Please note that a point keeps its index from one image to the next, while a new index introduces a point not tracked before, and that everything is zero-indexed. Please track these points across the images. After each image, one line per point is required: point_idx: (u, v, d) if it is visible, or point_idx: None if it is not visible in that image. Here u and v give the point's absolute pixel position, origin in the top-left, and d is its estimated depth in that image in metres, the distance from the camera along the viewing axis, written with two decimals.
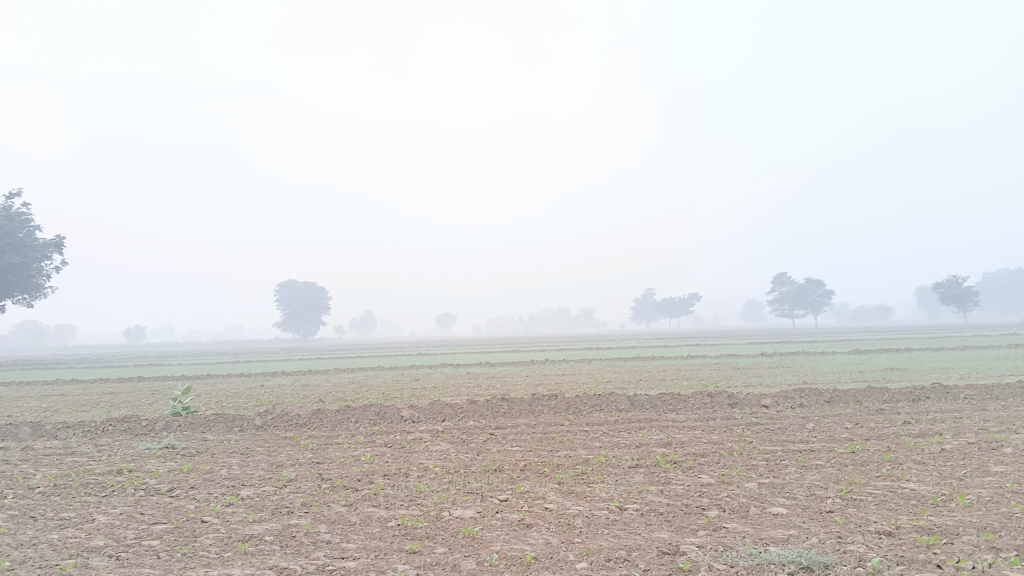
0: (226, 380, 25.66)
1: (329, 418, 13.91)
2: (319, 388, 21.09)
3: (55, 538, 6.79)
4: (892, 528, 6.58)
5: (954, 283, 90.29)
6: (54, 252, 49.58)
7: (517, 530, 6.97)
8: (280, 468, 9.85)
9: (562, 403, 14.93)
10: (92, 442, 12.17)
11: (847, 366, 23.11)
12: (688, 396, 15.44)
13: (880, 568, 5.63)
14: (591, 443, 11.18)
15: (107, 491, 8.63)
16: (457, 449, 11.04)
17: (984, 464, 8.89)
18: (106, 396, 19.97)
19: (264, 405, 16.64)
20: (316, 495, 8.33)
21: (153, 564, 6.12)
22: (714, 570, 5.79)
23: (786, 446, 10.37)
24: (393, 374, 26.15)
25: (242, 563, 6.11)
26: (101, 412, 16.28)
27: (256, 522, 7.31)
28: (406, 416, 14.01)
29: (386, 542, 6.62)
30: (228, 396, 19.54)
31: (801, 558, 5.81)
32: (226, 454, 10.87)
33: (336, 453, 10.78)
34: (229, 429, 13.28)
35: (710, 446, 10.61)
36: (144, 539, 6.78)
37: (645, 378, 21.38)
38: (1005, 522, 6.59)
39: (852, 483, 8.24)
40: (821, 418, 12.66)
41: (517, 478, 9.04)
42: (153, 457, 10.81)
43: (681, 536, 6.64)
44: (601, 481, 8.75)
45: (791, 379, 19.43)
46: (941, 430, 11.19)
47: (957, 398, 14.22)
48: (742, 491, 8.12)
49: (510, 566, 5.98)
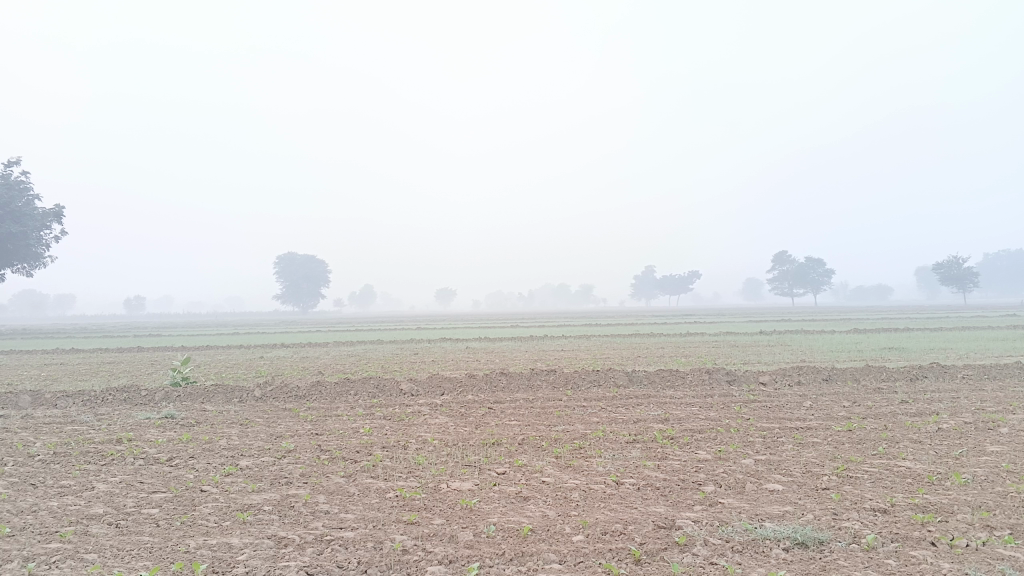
0: (225, 351, 25.72)
1: (328, 390, 13.94)
2: (317, 360, 21.17)
3: (55, 506, 6.83)
4: (887, 505, 6.62)
5: (955, 264, 90.10)
6: (53, 221, 49.30)
7: (514, 502, 7.01)
8: (279, 439, 9.90)
9: (560, 378, 14.97)
10: (92, 411, 12.19)
11: (845, 345, 23.18)
12: (686, 372, 15.48)
13: (875, 545, 5.67)
14: (589, 418, 11.22)
15: (106, 460, 8.66)
16: (456, 422, 11.08)
17: (980, 444, 8.92)
18: (105, 366, 19.99)
19: (262, 376, 16.70)
20: (315, 466, 8.37)
21: (152, 532, 6.15)
22: (710, 544, 5.83)
23: (782, 424, 10.42)
24: (391, 348, 26.21)
25: (240, 532, 6.15)
26: (101, 381, 16.30)
27: (255, 491, 7.35)
28: (405, 390, 14.05)
29: (385, 513, 6.66)
30: (227, 367, 19.58)
31: (796, 534, 5.84)
32: (225, 425, 10.90)
33: (335, 425, 10.82)
34: (228, 400, 13.31)
35: (707, 423, 10.64)
36: (143, 507, 6.81)
37: (644, 354, 21.41)
38: (1000, 501, 6.62)
39: (848, 461, 8.28)
40: (819, 396, 12.71)
41: (515, 452, 9.08)
42: (152, 426, 10.84)
43: (677, 510, 6.68)
44: (599, 455, 8.80)
45: (789, 358, 19.45)
46: (938, 409, 11.23)
47: (953, 378, 14.27)
48: (738, 467, 8.16)
49: (507, 538, 6.02)
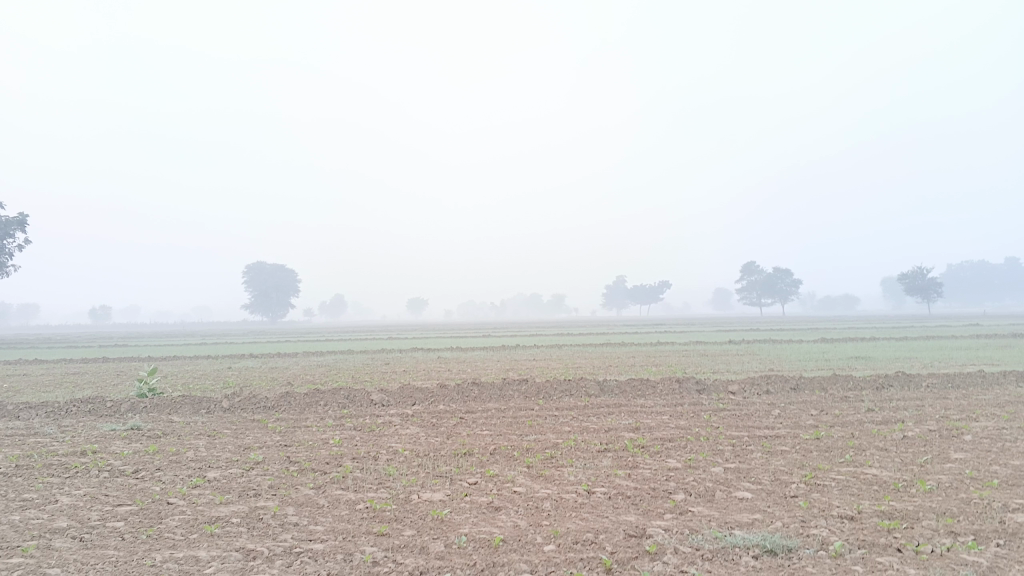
0: (193, 361, 25.43)
1: (298, 400, 13.83)
2: (287, 370, 21.01)
3: (17, 520, 6.70)
4: (854, 512, 6.70)
5: (919, 275, 91.72)
6: (16, 230, 48.45)
7: (485, 512, 6.99)
8: (247, 450, 9.78)
9: (532, 388, 14.98)
10: (55, 423, 11.97)
11: (813, 355, 23.46)
12: (657, 381, 15.57)
13: (842, 552, 5.73)
14: (561, 427, 11.23)
15: (70, 472, 8.50)
16: (427, 432, 11.03)
17: (944, 451, 9.07)
18: (70, 377, 19.65)
19: (230, 387, 16.55)
20: (284, 477, 8.28)
21: (117, 546, 6.05)
22: (680, 553, 5.86)
23: (751, 432, 10.51)
24: (362, 358, 26.06)
25: (208, 545, 6.07)
26: (65, 393, 16.02)
27: (223, 503, 7.26)
28: (375, 400, 13.97)
29: (355, 524, 6.61)
30: (195, 378, 19.34)
31: (765, 542, 5.89)
32: (192, 436, 10.77)
33: (305, 436, 10.72)
34: (196, 411, 13.16)
35: (678, 431, 10.70)
36: (108, 520, 6.70)
37: (615, 364, 21.51)
38: (963, 508, 6.73)
39: (816, 468, 8.37)
40: (787, 405, 12.84)
41: (486, 462, 9.06)
42: (118, 438, 10.68)
43: (648, 519, 6.71)
44: (570, 465, 8.80)
45: (757, 367, 19.61)
46: (903, 417, 11.40)
47: (919, 387, 14.50)
48: (707, 475, 8.21)
49: (478, 548, 6.01)
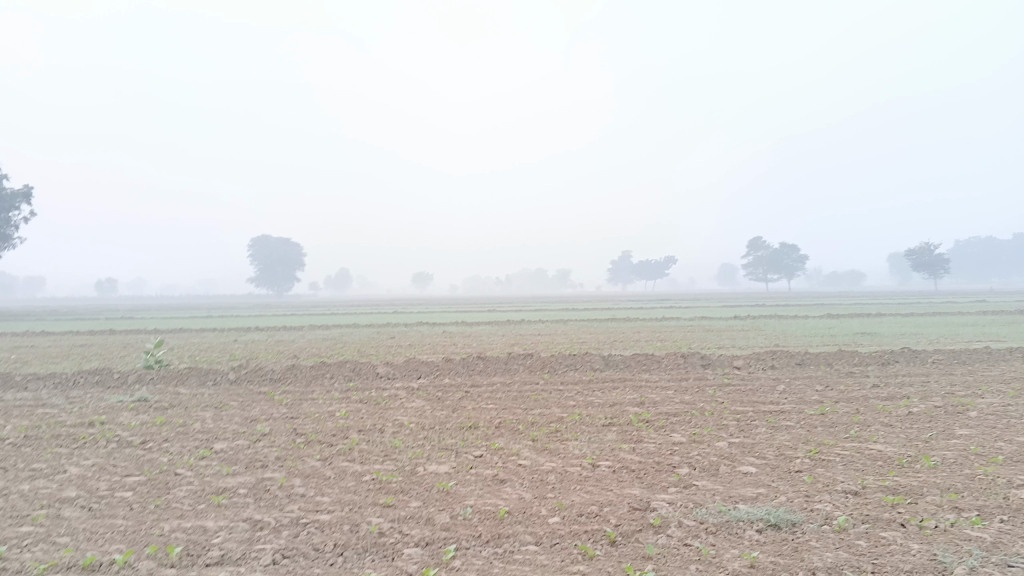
0: (199, 334, 25.56)
1: (304, 373, 13.89)
2: (293, 344, 21.07)
3: (26, 489, 6.75)
4: (858, 487, 6.72)
5: (926, 251, 91.31)
6: (23, 202, 48.48)
7: (490, 485, 7.03)
8: (254, 422, 9.83)
9: (537, 362, 15.01)
10: (63, 394, 12.05)
11: (818, 330, 23.47)
12: (662, 356, 15.59)
13: (846, 526, 5.75)
14: (565, 401, 11.27)
15: (78, 443, 8.56)
16: (432, 406, 11.07)
17: (949, 427, 9.07)
18: (77, 349, 19.73)
19: (237, 359, 16.62)
20: (291, 449, 8.33)
21: (126, 516, 6.10)
22: (684, 526, 5.89)
23: (756, 407, 10.52)
24: (368, 332, 26.14)
25: (215, 516, 6.11)
26: (73, 364, 16.12)
27: (230, 475, 7.31)
28: (381, 373, 14.02)
29: (361, 496, 6.66)
30: (202, 350, 19.41)
31: (769, 516, 5.91)
32: (199, 408, 10.83)
33: (311, 409, 10.77)
34: (203, 383, 13.24)
35: (683, 406, 10.73)
36: (116, 491, 6.75)
37: (620, 338, 21.53)
38: (968, 484, 6.74)
39: (821, 444, 8.38)
40: (792, 380, 12.84)
41: (492, 435, 9.10)
42: (125, 410, 10.73)
43: (653, 492, 6.74)
44: (575, 438, 8.84)
45: (762, 342, 19.63)
46: (908, 393, 11.41)
47: (924, 363, 14.49)
48: (712, 450, 8.23)
49: (483, 520, 6.04)
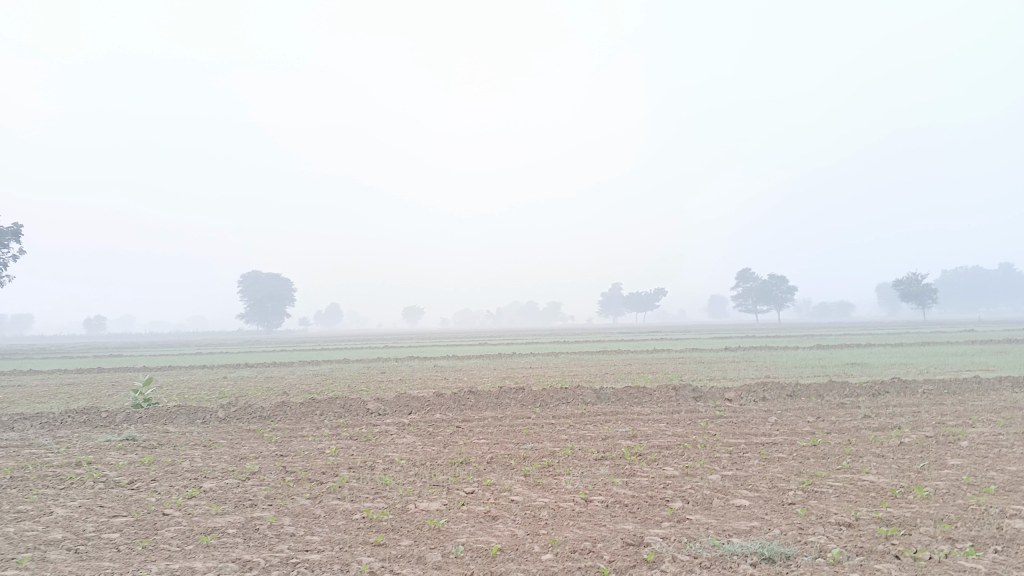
0: (188, 371, 25.39)
1: (293, 410, 13.79)
2: (283, 380, 20.95)
3: (12, 532, 6.66)
4: (851, 519, 6.69)
5: (913, 281, 91.77)
6: (11, 240, 48.39)
7: (482, 522, 6.97)
8: (243, 461, 9.75)
9: (528, 396, 14.95)
10: (50, 434, 11.91)
11: (809, 361, 23.51)
12: (654, 389, 15.55)
13: (840, 559, 5.72)
14: (557, 436, 11.22)
15: (65, 484, 8.46)
16: (423, 442, 11.00)
17: (941, 457, 9.07)
18: (64, 388, 19.55)
19: (226, 396, 16.49)
20: (280, 488, 8.25)
21: (112, 557, 6.02)
22: (678, 561, 5.84)
23: (748, 440, 10.50)
24: (358, 367, 26.00)
25: (203, 556, 6.04)
26: (60, 403, 15.96)
27: (219, 514, 7.23)
28: (372, 409, 13.93)
29: (351, 535, 6.59)
30: (191, 388, 19.26)
31: (763, 549, 5.88)
32: (188, 447, 10.74)
33: (301, 446, 10.68)
34: (191, 421, 13.13)
35: (675, 439, 10.69)
36: (103, 532, 6.66)
37: (612, 371, 21.48)
38: (961, 514, 6.73)
39: (813, 476, 8.37)
40: (784, 412, 12.82)
41: (483, 471, 9.04)
42: (113, 449, 10.63)
43: (645, 527, 6.70)
44: (567, 473, 8.79)
45: (753, 374, 19.63)
46: (900, 423, 11.41)
47: (915, 393, 14.51)
48: (705, 483, 8.21)
49: (475, 558, 5.99)
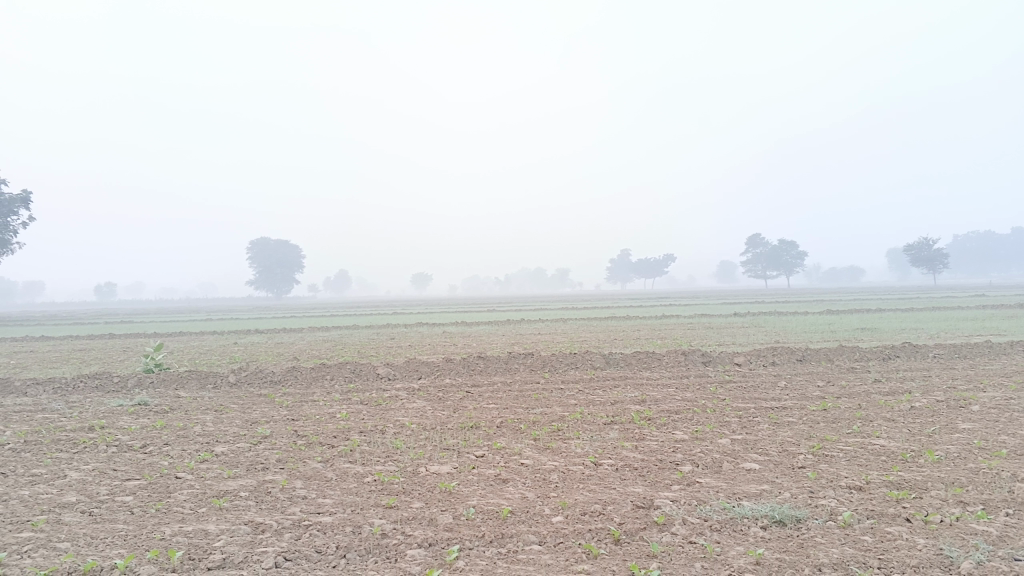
0: (198, 337, 25.59)
1: (304, 374, 13.87)
2: (293, 345, 21.11)
3: (27, 494, 6.73)
4: (862, 483, 6.69)
5: (924, 246, 90.97)
6: (21, 207, 48.47)
7: (492, 485, 6.99)
8: (255, 425, 9.79)
9: (537, 361, 14.97)
10: (63, 399, 12.00)
11: (818, 326, 23.47)
12: (662, 353, 15.57)
13: (851, 522, 5.72)
14: (567, 400, 11.25)
15: (78, 448, 8.52)
16: (433, 406, 11.05)
17: (952, 421, 9.04)
18: (76, 354, 19.72)
19: (235, 362, 16.62)
20: (292, 451, 8.30)
21: (126, 519, 6.07)
22: (688, 524, 5.85)
23: (758, 404, 10.50)
24: (367, 332, 26.15)
25: (216, 519, 6.09)
26: (72, 369, 16.08)
27: (231, 477, 7.28)
28: (381, 374, 13.99)
29: (363, 497, 6.63)
30: (202, 353, 19.39)
31: (774, 513, 5.89)
32: (199, 412, 10.79)
33: (312, 410, 10.74)
34: (203, 386, 13.21)
35: (684, 403, 10.70)
36: (117, 495, 6.72)
37: (620, 336, 21.51)
38: (972, 477, 6.72)
39: (824, 440, 8.35)
40: (793, 376, 12.81)
41: (493, 435, 9.06)
42: (125, 414, 10.69)
43: (655, 490, 6.72)
44: (577, 437, 8.80)
45: (763, 339, 19.59)
46: (910, 388, 11.38)
47: (924, 357, 14.48)
48: (714, 447, 8.21)
49: (486, 520, 6.01)
